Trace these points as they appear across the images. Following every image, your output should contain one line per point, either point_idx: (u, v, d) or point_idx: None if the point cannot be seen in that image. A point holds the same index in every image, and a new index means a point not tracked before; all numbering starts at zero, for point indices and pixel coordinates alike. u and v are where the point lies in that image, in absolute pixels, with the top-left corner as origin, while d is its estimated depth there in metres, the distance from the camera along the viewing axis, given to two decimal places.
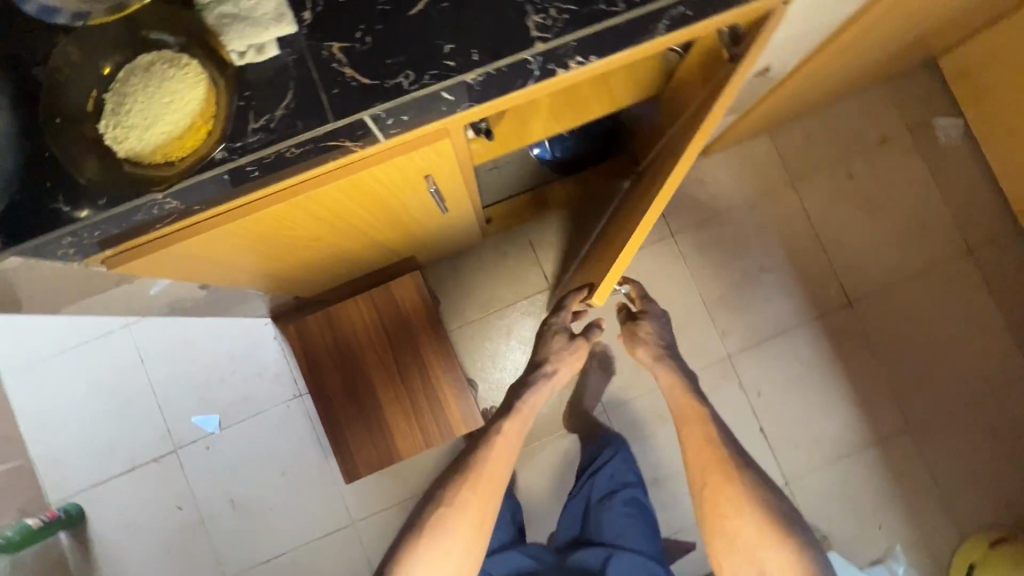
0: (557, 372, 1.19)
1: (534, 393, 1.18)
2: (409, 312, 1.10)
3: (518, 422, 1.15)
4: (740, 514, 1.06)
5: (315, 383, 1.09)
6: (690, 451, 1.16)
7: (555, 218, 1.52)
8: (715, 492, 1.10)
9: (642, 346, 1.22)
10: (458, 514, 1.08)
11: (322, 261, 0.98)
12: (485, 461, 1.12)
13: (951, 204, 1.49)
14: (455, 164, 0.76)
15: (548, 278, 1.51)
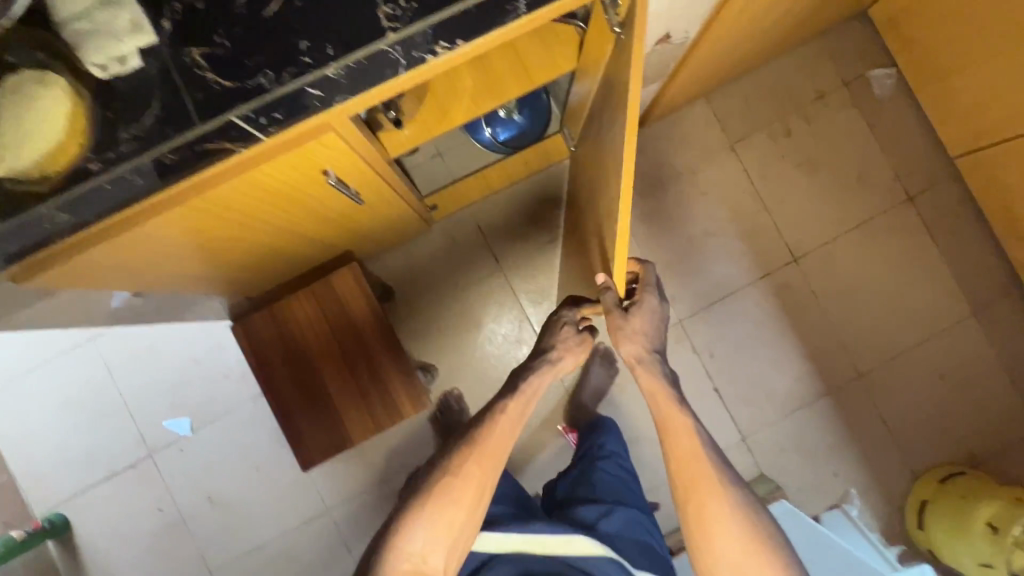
0: (562, 359, 1.07)
1: (540, 370, 1.07)
2: (350, 303, 1.13)
3: (519, 399, 1.05)
4: (724, 530, 0.91)
5: (265, 377, 1.12)
6: (674, 457, 0.96)
7: (501, 201, 1.55)
8: (696, 506, 0.93)
9: (627, 344, 0.97)
10: (461, 484, 0.95)
11: (253, 261, 1.01)
12: (489, 431, 1.00)
13: (889, 154, 1.51)
14: (354, 156, 0.79)
15: (497, 260, 1.53)
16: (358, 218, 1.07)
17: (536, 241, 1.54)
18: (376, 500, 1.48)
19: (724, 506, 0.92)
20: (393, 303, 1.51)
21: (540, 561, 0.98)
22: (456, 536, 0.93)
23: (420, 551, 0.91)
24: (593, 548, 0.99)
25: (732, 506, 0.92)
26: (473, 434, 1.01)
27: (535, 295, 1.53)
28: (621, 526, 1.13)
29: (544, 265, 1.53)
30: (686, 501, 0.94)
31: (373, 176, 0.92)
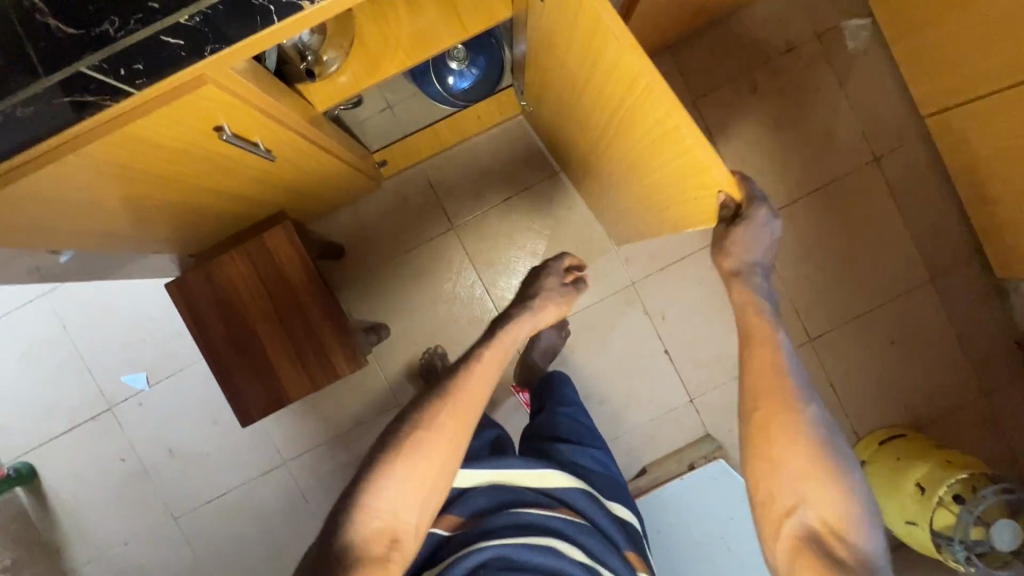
0: (542, 309, 0.97)
1: (523, 320, 0.94)
2: (284, 262, 1.11)
3: (498, 348, 0.87)
4: (790, 439, 0.78)
5: (202, 336, 1.11)
6: (751, 364, 0.85)
7: (454, 158, 1.50)
8: (765, 413, 0.80)
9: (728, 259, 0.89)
10: (435, 435, 0.76)
11: (176, 218, 1.01)
12: (469, 378, 0.82)
13: (858, 112, 1.45)
14: (248, 108, 0.79)
15: (450, 219, 1.50)
16: (280, 172, 1.05)
17: (490, 200, 1.49)
18: (331, 454, 1.52)
19: (798, 417, 0.80)
20: (343, 263, 1.50)
21: (518, 493, 0.83)
22: (429, 495, 0.75)
23: (391, 509, 0.72)
24: (569, 482, 0.88)
25: (804, 419, 0.80)
26: (448, 381, 0.81)
27: (488, 255, 1.50)
28: (589, 462, 1.01)
29: (498, 224, 1.49)
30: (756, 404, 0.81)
31: (283, 131, 0.90)
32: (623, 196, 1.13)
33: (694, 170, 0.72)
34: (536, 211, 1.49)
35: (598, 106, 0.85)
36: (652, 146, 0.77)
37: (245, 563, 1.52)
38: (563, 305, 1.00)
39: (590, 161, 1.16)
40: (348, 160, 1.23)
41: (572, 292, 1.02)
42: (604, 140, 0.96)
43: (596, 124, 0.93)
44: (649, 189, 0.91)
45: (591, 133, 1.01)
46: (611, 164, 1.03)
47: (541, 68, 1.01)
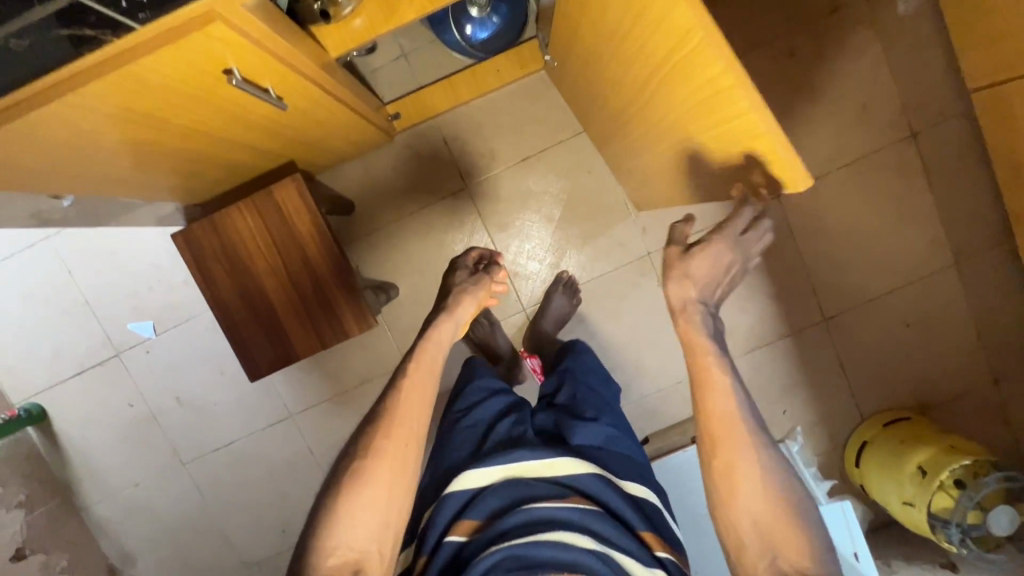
0: (457, 305, 0.94)
1: (444, 320, 0.91)
2: (293, 215, 1.08)
3: (423, 359, 0.85)
4: (748, 487, 0.76)
5: (210, 292, 1.09)
6: (703, 410, 0.79)
7: (470, 113, 1.43)
8: (723, 462, 0.77)
9: (675, 288, 0.80)
10: (377, 463, 0.76)
11: (182, 167, 0.97)
12: (399, 400, 0.81)
13: (899, 83, 1.36)
14: (258, 52, 0.73)
15: (464, 178, 1.44)
16: (290, 121, 1.00)
17: (506, 159, 1.44)
18: (337, 409, 1.53)
19: (754, 464, 0.76)
20: (353, 220, 1.46)
21: (527, 487, 0.83)
22: (384, 519, 0.75)
23: (346, 541, 0.73)
24: (582, 467, 0.86)
25: (761, 464, 0.76)
26: (380, 405, 0.81)
27: (501, 217, 1.45)
28: (596, 437, 0.95)
29: (513, 186, 1.44)
30: (714, 454, 0.78)
31: (296, 76, 0.85)
32: (647, 164, 1.08)
33: (746, 135, 0.64)
34: (551, 174, 1.44)
35: (641, 64, 0.77)
36: (702, 111, 0.70)
37: (252, 508, 1.57)
38: (482, 291, 0.97)
39: (614, 125, 1.11)
40: (360, 110, 1.16)
41: (485, 276, 1.00)
42: (635, 102, 0.90)
43: (628, 84, 0.87)
44: (688, 151, 0.84)
45: (619, 95, 0.95)
46: (638, 128, 0.98)
47: (571, 19, 0.94)
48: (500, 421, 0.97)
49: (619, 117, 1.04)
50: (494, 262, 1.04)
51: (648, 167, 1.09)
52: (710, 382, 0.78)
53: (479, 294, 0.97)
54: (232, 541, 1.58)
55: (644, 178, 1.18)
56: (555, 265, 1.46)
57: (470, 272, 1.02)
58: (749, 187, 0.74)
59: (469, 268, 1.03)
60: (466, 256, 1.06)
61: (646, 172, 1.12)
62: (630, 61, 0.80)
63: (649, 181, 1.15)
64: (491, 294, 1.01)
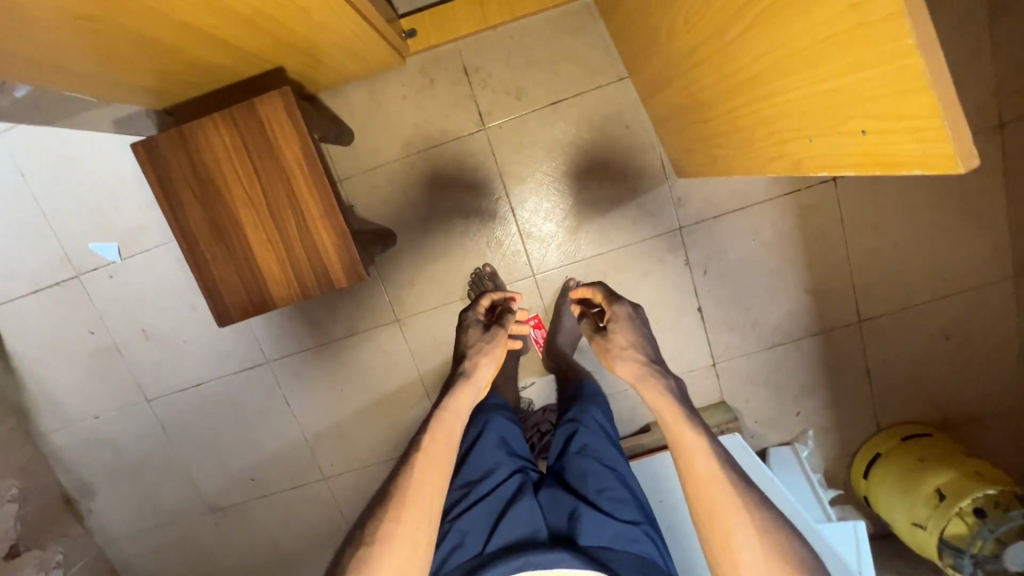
0: (477, 368, 1.04)
1: (464, 386, 1.01)
2: (280, 140, 0.90)
3: (437, 438, 0.92)
4: (748, 556, 0.79)
5: (176, 219, 0.93)
6: (688, 478, 0.86)
7: (497, 41, 1.22)
8: (720, 533, 0.81)
9: (618, 362, 1.03)
10: (387, 546, 0.78)
11: (147, 60, 0.79)
12: (414, 480, 0.86)
13: (998, 61, 1.17)
14: None
15: (481, 117, 1.25)
16: (279, 12, 0.81)
17: (533, 102, 1.25)
18: (317, 361, 1.40)
19: (749, 530, 0.80)
20: (351, 153, 1.28)
21: None
22: None
23: None
24: None
25: (756, 530, 0.79)
26: (393, 487, 0.85)
27: (519, 166, 1.27)
28: (608, 542, 0.87)
29: (537, 133, 1.26)
30: (711, 526, 0.82)
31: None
32: (704, 123, 0.91)
33: (875, 93, 0.48)
34: (582, 124, 1.25)
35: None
36: (817, 47, 0.52)
37: (221, 453, 1.47)
38: (499, 346, 1.08)
39: (672, 71, 0.92)
40: (371, 16, 0.96)
41: (500, 332, 1.10)
42: (712, 39, 0.72)
43: (710, 13, 0.69)
44: (773, 111, 0.67)
45: (689, 29, 0.77)
46: (706, 74, 0.80)
47: None
48: (509, 516, 0.90)
49: (681, 62, 0.86)
50: (505, 310, 1.14)
51: (704, 127, 0.92)
52: (681, 448, 0.88)
53: (497, 349, 1.07)
54: (198, 485, 1.49)
55: (694, 142, 1.01)
56: (573, 231, 1.30)
57: (483, 327, 1.11)
58: (856, 162, 0.57)
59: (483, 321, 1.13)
60: (475, 307, 1.16)
61: (700, 134, 0.95)
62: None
63: (700, 145, 0.99)
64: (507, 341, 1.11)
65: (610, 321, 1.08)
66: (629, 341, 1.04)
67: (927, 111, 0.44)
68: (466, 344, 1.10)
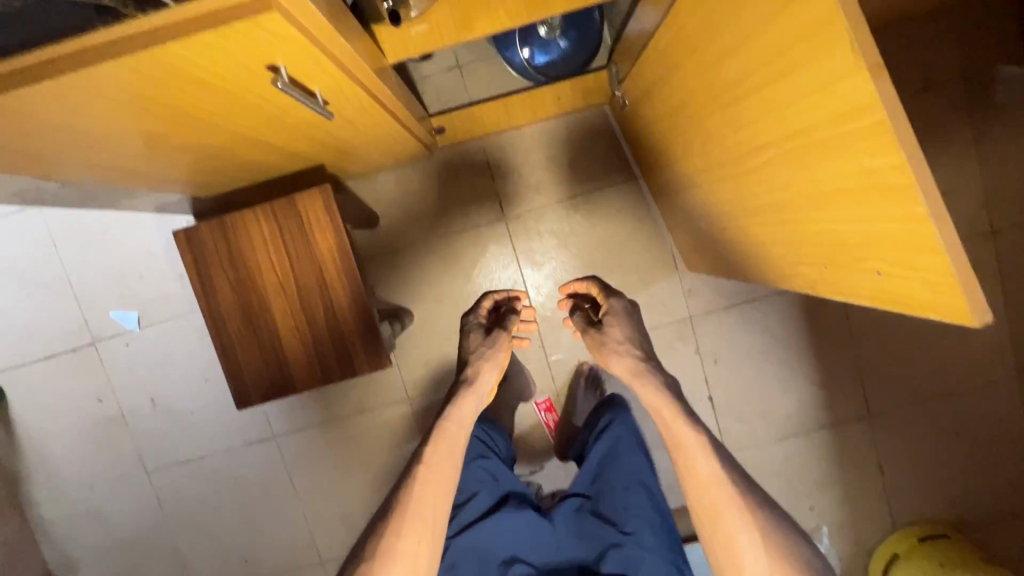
0: (479, 374, 1.02)
1: (466, 396, 0.98)
2: (315, 233, 0.95)
3: (439, 450, 0.90)
4: (751, 560, 0.75)
5: (208, 305, 0.96)
6: (689, 479, 0.83)
7: (520, 140, 1.31)
8: (722, 535, 0.78)
9: (613, 357, 0.98)
10: (388, 563, 0.76)
11: (199, 160, 0.84)
12: (415, 494, 0.84)
13: (986, 176, 1.26)
14: (318, 61, 0.62)
15: (501, 207, 1.32)
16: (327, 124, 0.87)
17: (551, 195, 1.32)
18: (324, 437, 1.38)
19: (752, 532, 0.77)
20: (375, 235, 1.33)
21: None
22: None
23: None
24: None
25: (760, 533, 0.76)
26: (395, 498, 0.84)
27: (535, 251, 1.33)
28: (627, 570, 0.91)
29: (554, 224, 1.32)
30: (711, 527, 0.80)
31: (343, 79, 0.70)
32: (720, 230, 0.96)
33: (893, 244, 0.52)
34: (597, 218, 1.32)
35: (756, 124, 0.65)
36: (840, 194, 0.56)
37: (215, 530, 1.42)
38: (501, 354, 1.06)
39: (688, 180, 0.99)
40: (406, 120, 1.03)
41: (501, 337, 1.07)
42: (729, 165, 0.78)
43: (727, 145, 0.75)
44: (792, 235, 0.71)
45: (706, 151, 0.83)
46: (722, 192, 0.86)
47: (664, 60, 0.83)
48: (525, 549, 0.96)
49: (698, 176, 0.93)
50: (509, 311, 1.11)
51: (720, 234, 0.97)
52: (678, 446, 0.86)
53: (498, 357, 1.05)
54: (188, 566, 1.43)
55: (709, 243, 1.06)
56: None
57: (483, 332, 1.08)
58: (873, 296, 0.60)
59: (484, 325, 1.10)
60: (477, 312, 1.13)
61: (715, 237, 1.00)
62: (738, 123, 0.69)
63: (715, 245, 1.04)
64: (508, 348, 1.08)
65: (608, 314, 1.05)
66: (626, 335, 1.01)
67: (951, 274, 0.47)
68: (467, 352, 1.07)
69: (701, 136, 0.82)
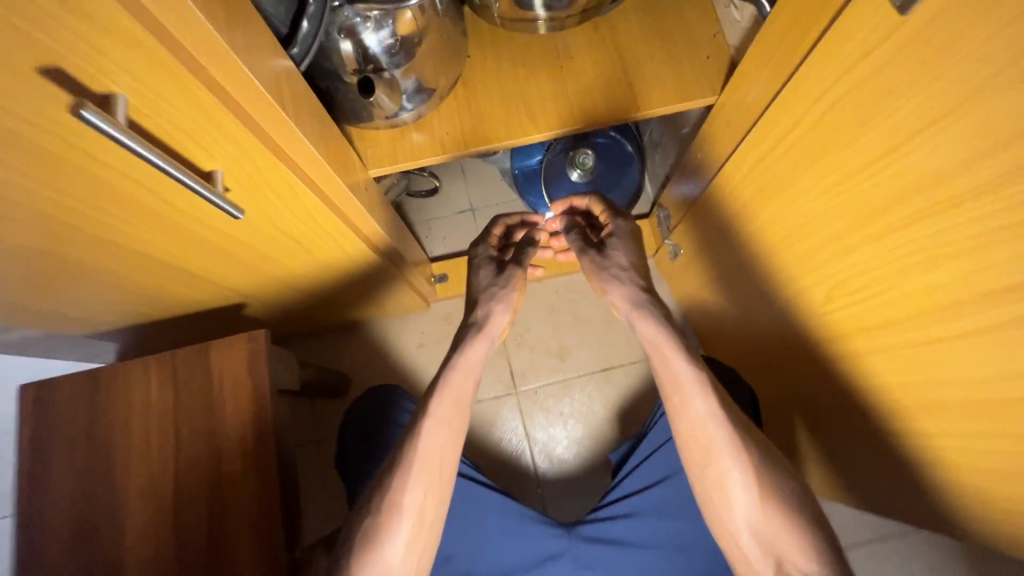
0: (495, 317, 0.59)
1: (475, 343, 0.58)
2: (227, 405, 0.62)
3: (458, 390, 0.56)
4: (741, 501, 0.52)
5: (34, 511, 0.60)
6: (679, 427, 0.55)
7: (540, 296, 1.00)
8: (711, 479, 0.53)
9: (609, 289, 0.59)
10: (397, 524, 0.52)
11: (65, 301, 0.55)
12: (429, 455, 0.54)
13: None
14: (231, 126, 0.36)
15: (513, 380, 0.97)
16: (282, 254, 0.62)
17: (580, 365, 0.97)
18: None
19: (745, 476, 0.52)
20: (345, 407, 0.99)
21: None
22: None
23: None
24: None
25: (754, 478, 0.52)
26: (403, 443, 0.55)
27: (556, 441, 0.94)
28: None
29: (584, 403, 0.95)
30: (700, 467, 0.54)
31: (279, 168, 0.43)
32: (876, 435, 0.58)
33: None
34: (646, 398, 0.95)
35: (1019, 261, 0.34)
36: None
37: None
38: (517, 294, 0.61)
39: (802, 351, 0.66)
40: (387, 258, 0.76)
41: (521, 279, 0.61)
42: (918, 331, 0.45)
43: (916, 297, 0.43)
44: None
45: (856, 310, 0.51)
46: (891, 374, 0.51)
47: (763, 180, 0.58)
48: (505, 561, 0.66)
49: (826, 346, 0.60)
50: (528, 236, 0.64)
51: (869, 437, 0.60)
52: (672, 389, 0.55)
53: (514, 297, 0.61)
54: None
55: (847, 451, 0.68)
56: None
57: (497, 266, 0.63)
58: None
59: (495, 257, 0.64)
60: (486, 238, 0.67)
61: (863, 446, 0.62)
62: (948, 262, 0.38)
63: (854, 452, 0.65)
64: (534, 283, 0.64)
65: (610, 235, 0.62)
66: (633, 259, 0.60)
67: None
68: (473, 291, 0.62)
69: (833, 296, 0.54)
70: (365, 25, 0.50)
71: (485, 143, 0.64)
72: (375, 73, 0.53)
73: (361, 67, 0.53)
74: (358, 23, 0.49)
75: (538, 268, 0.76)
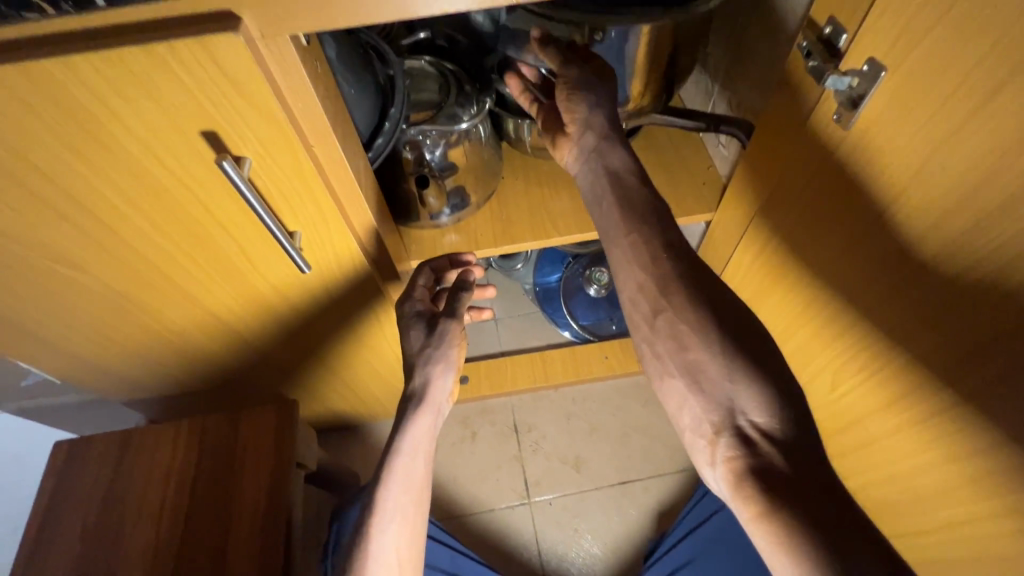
0: (435, 385, 0.56)
1: (416, 420, 0.55)
2: (245, 473, 0.63)
3: (404, 480, 0.53)
4: (713, 400, 0.42)
5: (32, 572, 0.58)
6: (628, 289, 0.47)
7: (555, 401, 1.01)
8: (665, 330, 0.45)
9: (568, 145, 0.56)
10: None
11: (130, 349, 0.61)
12: (387, 559, 0.51)
13: None
14: (314, 192, 0.46)
15: (525, 489, 0.93)
16: (322, 332, 0.67)
17: (595, 478, 0.94)
18: None
19: (723, 366, 0.42)
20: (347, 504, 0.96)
21: None
22: None
23: None
24: None
25: (737, 376, 0.41)
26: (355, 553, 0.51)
27: (570, 560, 0.88)
28: None
29: (599, 521, 0.90)
30: (649, 322, 0.45)
31: (343, 235, 0.52)
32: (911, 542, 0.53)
33: None
34: (663, 514, 0.90)
35: (984, 321, 0.37)
36: None
37: None
38: (457, 351, 0.57)
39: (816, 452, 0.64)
40: (382, 276, 0.63)
41: (452, 334, 0.57)
42: (916, 409, 0.46)
43: (909, 368, 0.46)
44: None
45: (858, 393, 0.53)
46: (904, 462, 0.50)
47: (762, 274, 0.64)
48: None
49: (838, 438, 0.59)
50: (459, 281, 0.59)
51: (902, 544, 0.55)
52: (627, 227, 0.48)
53: (454, 355, 0.57)
54: None
55: None
56: None
57: (428, 324, 0.58)
58: None
59: (427, 313, 0.60)
60: (411, 292, 0.61)
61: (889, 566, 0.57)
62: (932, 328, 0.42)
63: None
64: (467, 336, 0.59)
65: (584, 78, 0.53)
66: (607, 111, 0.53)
67: None
68: (408, 357, 0.58)
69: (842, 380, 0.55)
70: (425, 141, 0.63)
71: (512, 242, 0.74)
72: (422, 166, 0.65)
73: (415, 162, 0.65)
74: (419, 138, 0.63)
75: (489, 286, 0.67)
